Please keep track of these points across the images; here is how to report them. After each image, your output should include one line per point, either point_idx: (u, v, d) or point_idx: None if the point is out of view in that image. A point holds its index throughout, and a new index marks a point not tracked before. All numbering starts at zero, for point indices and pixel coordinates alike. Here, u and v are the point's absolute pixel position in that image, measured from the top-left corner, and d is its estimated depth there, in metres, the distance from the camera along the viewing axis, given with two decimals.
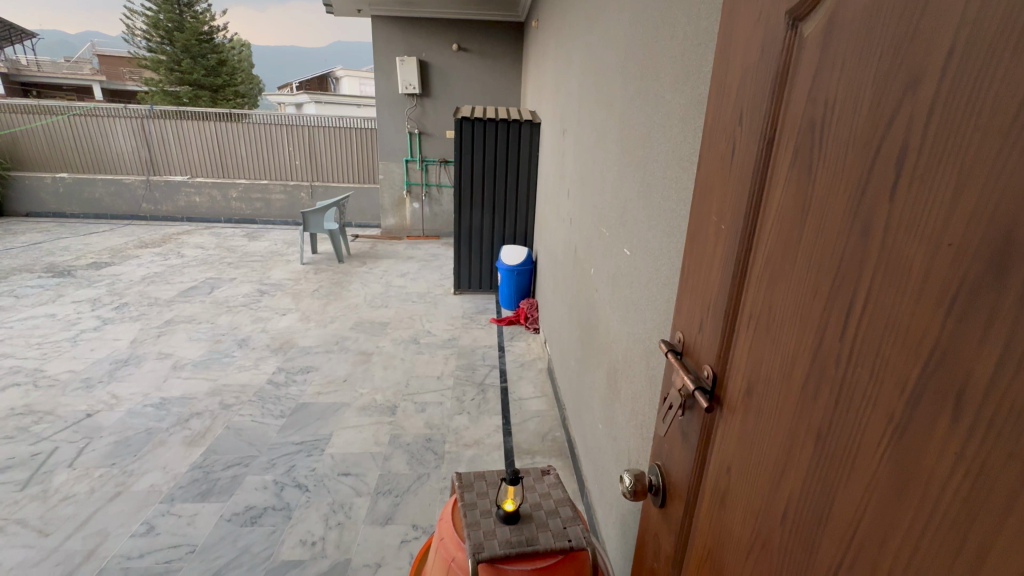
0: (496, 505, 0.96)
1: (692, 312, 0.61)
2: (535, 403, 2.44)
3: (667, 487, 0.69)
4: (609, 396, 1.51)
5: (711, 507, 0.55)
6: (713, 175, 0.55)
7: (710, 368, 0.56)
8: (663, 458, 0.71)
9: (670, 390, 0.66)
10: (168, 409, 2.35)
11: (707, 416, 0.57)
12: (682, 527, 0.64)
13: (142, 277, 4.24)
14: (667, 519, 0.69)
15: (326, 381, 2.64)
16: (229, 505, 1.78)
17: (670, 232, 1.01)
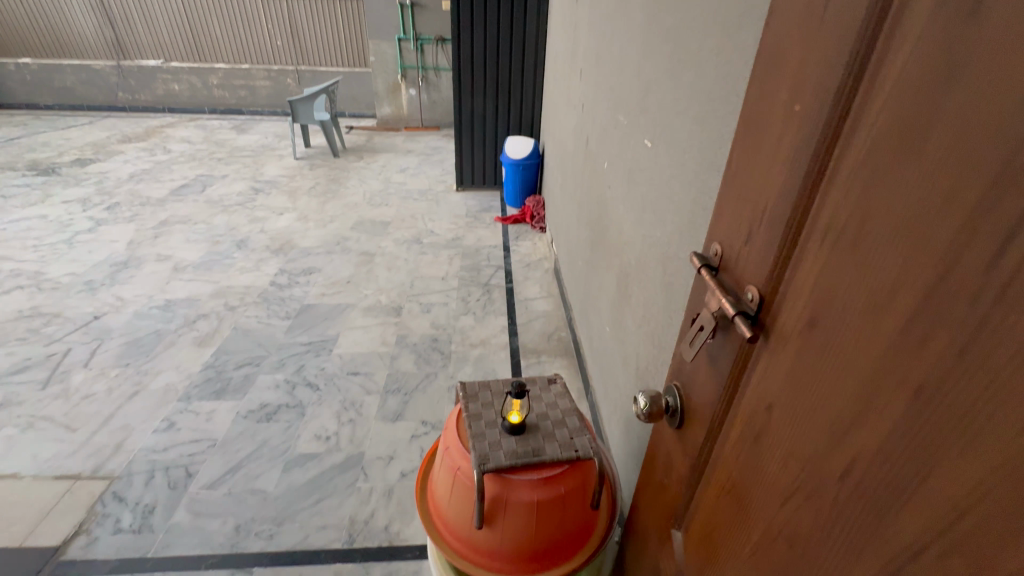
0: (501, 417, 0.94)
1: (737, 221, 0.50)
2: (541, 303, 2.41)
3: (686, 411, 0.64)
4: (618, 301, 1.45)
5: (739, 443, 0.50)
6: (788, 37, 0.40)
7: (755, 291, 0.46)
8: (682, 379, 0.65)
9: (699, 310, 0.57)
10: (175, 311, 2.35)
11: (745, 345, 0.49)
12: (700, 453, 0.60)
13: (130, 175, 4.04)
14: (681, 439, 0.65)
15: (329, 283, 2.60)
16: (244, 402, 1.83)
17: (705, 119, 0.86)
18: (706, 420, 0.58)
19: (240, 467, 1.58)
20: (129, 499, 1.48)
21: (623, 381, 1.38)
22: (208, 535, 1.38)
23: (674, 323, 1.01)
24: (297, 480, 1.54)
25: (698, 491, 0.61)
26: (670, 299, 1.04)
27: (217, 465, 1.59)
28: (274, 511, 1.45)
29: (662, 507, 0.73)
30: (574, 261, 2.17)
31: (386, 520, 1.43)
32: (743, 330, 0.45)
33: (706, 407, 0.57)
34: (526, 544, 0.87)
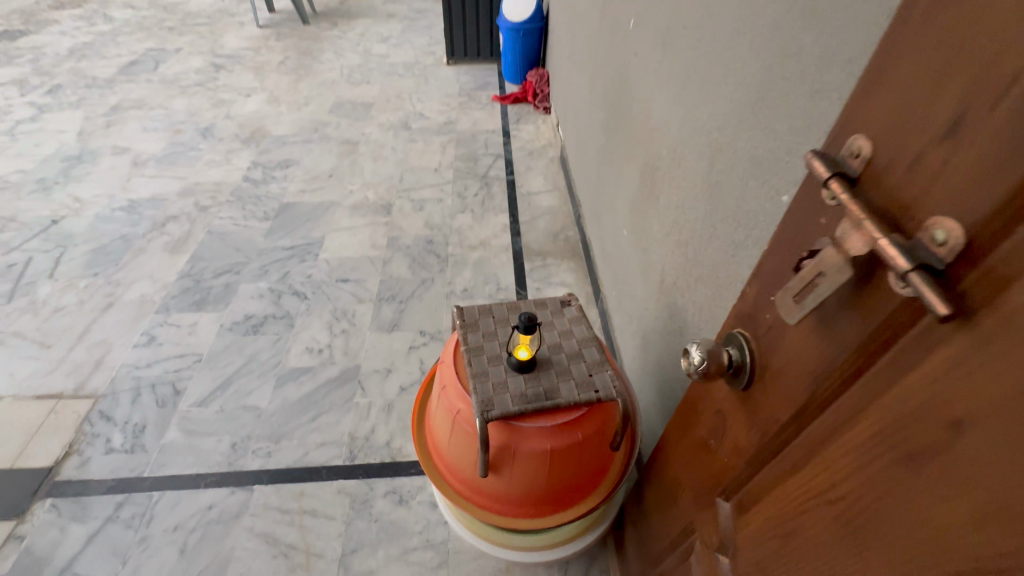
0: (507, 353, 0.79)
1: (929, 102, 0.29)
2: (546, 198, 2.16)
3: (759, 374, 0.47)
4: (640, 201, 1.24)
5: (859, 444, 0.35)
6: None
7: (953, 230, 0.27)
8: (753, 327, 0.48)
9: (815, 247, 0.37)
10: (140, 213, 2.12)
11: (906, 313, 0.31)
12: (778, 432, 0.45)
13: (70, 50, 3.49)
14: (743, 401, 0.51)
15: (309, 177, 2.32)
16: (228, 314, 1.70)
17: None
18: (798, 394, 0.42)
19: (230, 383, 1.50)
20: (117, 418, 1.41)
21: (642, 293, 1.23)
22: (204, 453, 1.34)
23: (719, 235, 0.82)
24: (292, 396, 1.46)
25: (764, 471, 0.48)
26: (715, 204, 0.83)
27: (206, 382, 1.50)
28: (270, 428, 1.39)
29: (704, 465, 0.61)
30: (584, 150, 1.89)
31: (387, 435, 1.37)
32: (932, 301, 0.27)
33: (802, 378, 0.41)
34: (539, 489, 0.78)
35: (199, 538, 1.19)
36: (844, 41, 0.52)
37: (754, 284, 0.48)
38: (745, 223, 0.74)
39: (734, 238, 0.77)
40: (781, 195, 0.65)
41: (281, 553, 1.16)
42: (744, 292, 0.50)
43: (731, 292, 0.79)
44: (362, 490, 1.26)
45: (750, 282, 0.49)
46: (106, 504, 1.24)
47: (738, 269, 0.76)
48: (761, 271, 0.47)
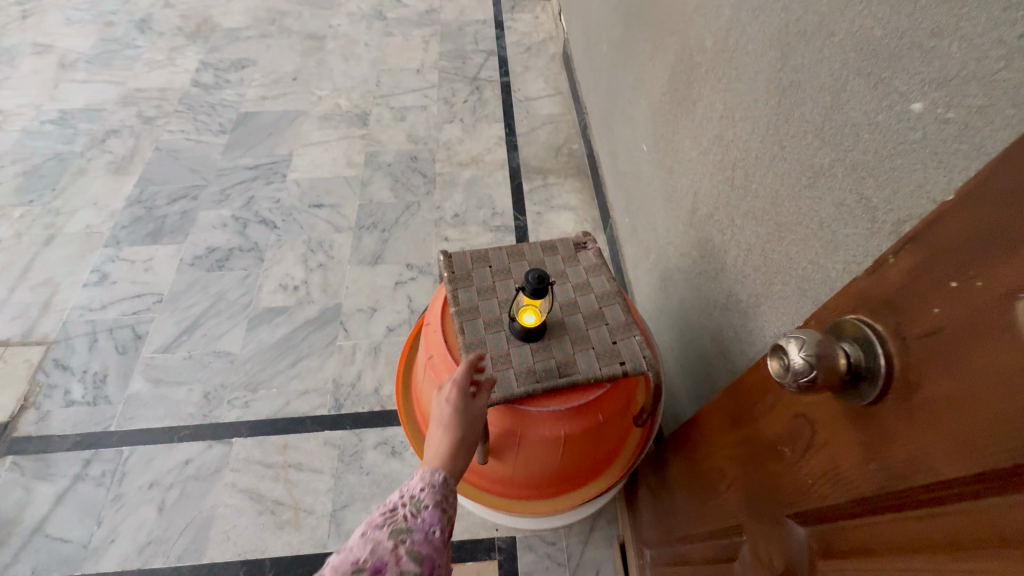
0: (510, 316, 0.63)
1: None
2: (547, 104, 1.87)
3: (899, 394, 0.31)
4: (667, 108, 1.00)
5: None
6: None
7: None
8: (892, 321, 0.32)
9: None
10: (75, 127, 1.82)
11: None
12: (925, 484, 0.30)
13: None
14: (855, 418, 0.35)
15: (269, 81, 1.98)
16: (188, 246, 1.50)
17: None
18: (993, 439, 0.26)
19: (197, 326, 1.34)
20: (74, 367, 1.28)
21: (665, 223, 1.04)
22: (175, 405, 1.22)
23: (787, 157, 0.62)
24: (267, 340, 1.32)
25: (882, 522, 0.34)
26: (785, 114, 0.62)
27: (169, 325, 1.35)
28: (245, 376, 1.26)
29: (766, 470, 0.48)
30: (593, 44, 1.58)
31: (375, 382, 1.25)
32: None
33: (1013, 419, 0.25)
34: (548, 472, 0.66)
35: (178, 496, 1.10)
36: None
37: (907, 256, 0.31)
38: (835, 143, 0.54)
39: (812, 163, 0.58)
40: (909, 102, 0.44)
41: (267, 509, 1.09)
42: (881, 266, 0.33)
43: (799, 235, 0.61)
44: (350, 441, 1.17)
45: (899, 252, 0.32)
46: (73, 461, 1.15)
47: (814, 205, 0.58)
48: (929, 236, 0.29)
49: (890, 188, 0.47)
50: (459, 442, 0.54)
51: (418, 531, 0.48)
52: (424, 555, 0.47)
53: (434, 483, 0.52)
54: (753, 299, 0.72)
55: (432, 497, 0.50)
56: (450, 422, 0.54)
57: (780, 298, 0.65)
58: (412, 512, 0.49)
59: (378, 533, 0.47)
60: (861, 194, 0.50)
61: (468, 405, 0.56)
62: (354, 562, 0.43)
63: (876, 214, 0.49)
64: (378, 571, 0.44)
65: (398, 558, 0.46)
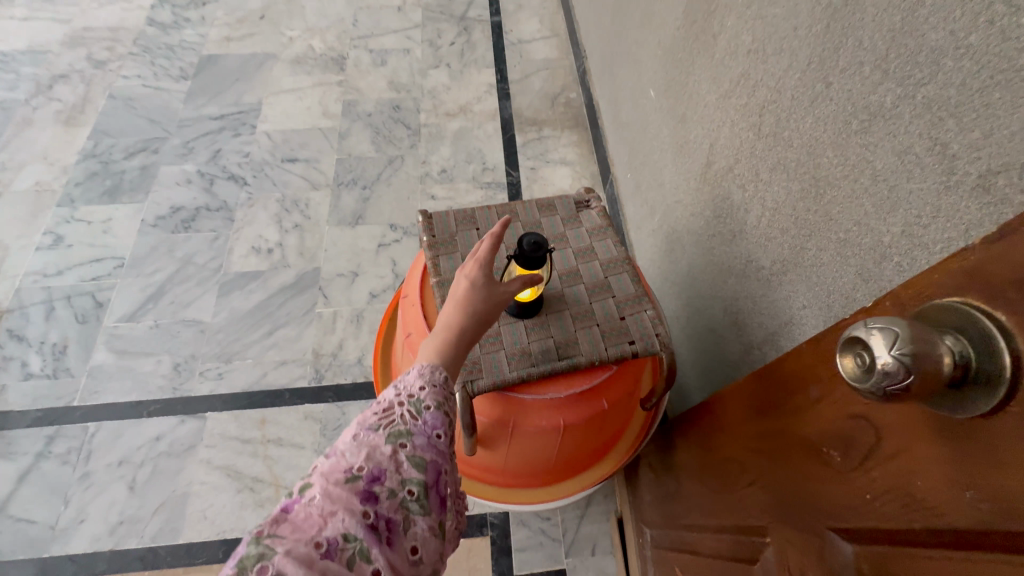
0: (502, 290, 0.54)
1: None
2: (542, 47, 1.70)
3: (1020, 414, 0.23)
4: (681, 44, 0.87)
5: None
6: None
7: None
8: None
9: None
10: (17, 72, 1.63)
11: None
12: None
13: None
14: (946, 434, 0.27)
15: (234, 20, 1.79)
16: (150, 206, 1.37)
17: None
18: None
19: (163, 293, 1.24)
20: (31, 337, 1.18)
21: (675, 179, 0.94)
22: (142, 378, 1.14)
23: (834, 96, 0.51)
24: (240, 307, 1.22)
25: (967, 565, 0.26)
26: (837, 41, 0.51)
27: (132, 292, 1.24)
28: (218, 347, 1.18)
29: (803, 473, 0.41)
30: None
31: (358, 352, 1.17)
32: None
33: None
34: (544, 460, 0.59)
35: (151, 474, 1.04)
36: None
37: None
38: (904, 77, 0.43)
39: (868, 102, 0.47)
40: (1019, 13, 0.34)
41: (246, 487, 1.03)
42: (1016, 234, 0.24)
43: (843, 191, 0.51)
44: (333, 415, 1.10)
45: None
46: (34, 438, 1.07)
47: (867, 154, 0.48)
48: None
49: (980, 130, 0.37)
50: (474, 329, 0.49)
51: (419, 435, 0.44)
52: (427, 460, 0.43)
53: (437, 378, 0.47)
54: (778, 265, 0.63)
55: (432, 399, 0.45)
56: (466, 304, 0.48)
57: (814, 265, 0.57)
58: (410, 415, 0.44)
59: (373, 436, 0.43)
60: (936, 139, 0.41)
61: (488, 289, 0.48)
62: (348, 471, 0.40)
63: (954, 164, 0.39)
64: (376, 479, 0.40)
65: (397, 464, 0.41)
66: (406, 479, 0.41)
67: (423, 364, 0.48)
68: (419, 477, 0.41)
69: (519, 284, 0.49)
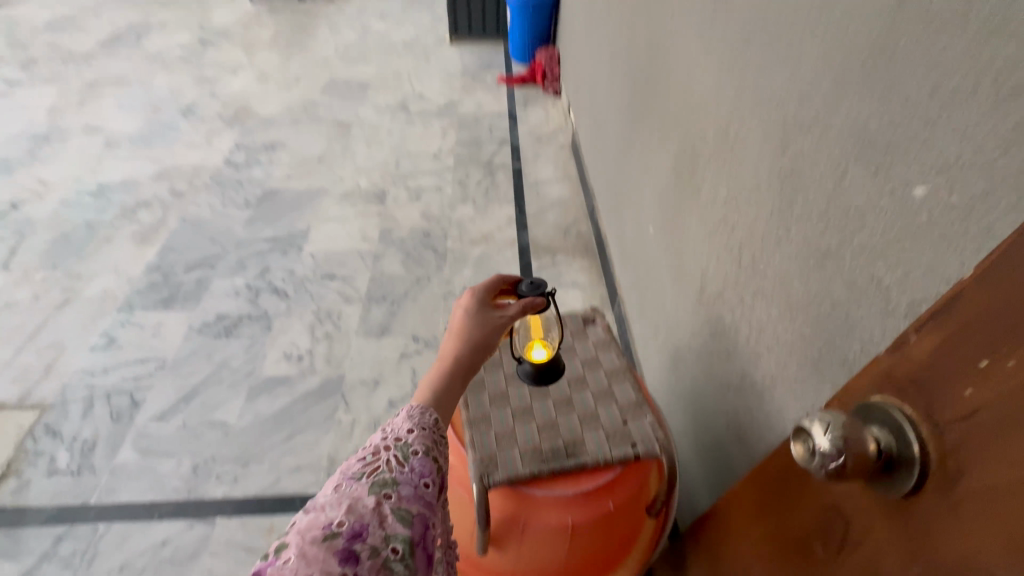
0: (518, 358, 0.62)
1: None
2: (556, 187, 1.96)
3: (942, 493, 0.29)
4: (674, 193, 1.03)
5: None
6: None
7: None
8: (982, 353, 0.27)
9: None
10: (109, 199, 1.93)
11: None
12: None
13: (49, 23, 3.25)
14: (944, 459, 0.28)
15: (295, 162, 2.12)
16: (198, 313, 1.52)
17: None
18: None
19: (196, 394, 1.32)
20: (65, 433, 1.24)
21: (674, 302, 1.04)
22: (160, 478, 1.16)
23: (793, 238, 0.63)
24: (265, 411, 1.28)
25: None
26: (789, 198, 0.64)
27: (167, 392, 1.32)
28: (238, 449, 1.21)
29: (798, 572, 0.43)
30: (601, 135, 1.68)
31: None
32: None
33: None
34: (554, 560, 0.59)
35: None
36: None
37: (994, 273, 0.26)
38: (841, 225, 0.55)
39: (819, 245, 0.58)
40: (910, 187, 0.46)
41: None
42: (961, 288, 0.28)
43: (811, 315, 0.60)
44: None
45: (981, 280, 0.26)
46: (43, 537, 1.07)
47: (825, 285, 0.57)
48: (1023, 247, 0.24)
49: (902, 271, 0.47)
50: (467, 355, 0.57)
51: (403, 485, 0.47)
52: (413, 513, 0.46)
53: (427, 422, 0.52)
54: (768, 380, 0.70)
55: (420, 446, 0.50)
56: (470, 320, 0.59)
57: (797, 380, 0.63)
58: (395, 463, 0.48)
59: (355, 489, 0.45)
60: (873, 274, 0.50)
61: (484, 319, 0.59)
62: (328, 527, 0.42)
63: (889, 294, 0.48)
64: (358, 536, 0.42)
65: (381, 517, 0.44)
66: (390, 535, 0.43)
67: (415, 407, 0.53)
68: (403, 533, 0.44)
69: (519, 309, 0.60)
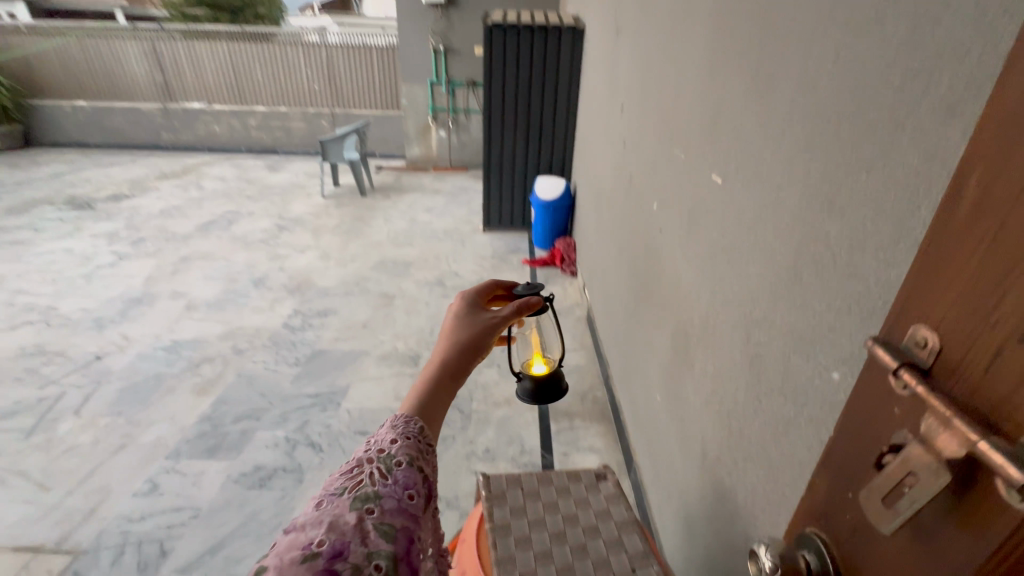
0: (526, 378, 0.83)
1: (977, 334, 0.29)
2: (573, 356, 2.16)
3: None
4: (673, 367, 1.21)
5: None
6: None
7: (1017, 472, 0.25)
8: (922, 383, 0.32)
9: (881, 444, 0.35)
10: (178, 354, 2.20)
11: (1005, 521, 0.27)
12: None
13: (161, 211, 4.02)
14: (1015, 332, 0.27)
15: (343, 327, 2.42)
16: (237, 464, 1.62)
17: (826, 154, 0.65)
18: None
19: (221, 546, 1.36)
20: None
21: (682, 467, 1.14)
22: None
23: (764, 408, 0.78)
24: None
25: None
26: (756, 375, 0.81)
27: (195, 543, 1.36)
28: None
29: None
30: (612, 312, 1.94)
31: None
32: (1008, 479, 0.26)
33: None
34: None
35: None
36: (878, 217, 0.55)
37: (983, 136, 0.29)
38: (794, 399, 0.70)
39: (783, 415, 0.73)
40: (829, 372, 0.63)
41: None
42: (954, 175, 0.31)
43: (787, 476, 0.71)
44: None
45: (838, 435, 0.41)
46: None
47: (791, 449, 0.70)
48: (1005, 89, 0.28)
49: None
50: (459, 354, 0.61)
51: (386, 499, 0.47)
52: (396, 527, 0.45)
53: (411, 431, 0.53)
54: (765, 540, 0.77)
55: (402, 457, 0.50)
56: (462, 321, 0.64)
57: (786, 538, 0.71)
58: (377, 477, 0.48)
59: (337, 509, 0.45)
60: (821, 440, 0.64)
61: (475, 322, 0.64)
62: (307, 548, 0.41)
63: None
64: (339, 554, 0.41)
65: (363, 533, 0.44)
66: (373, 552, 0.43)
67: (400, 417, 0.55)
68: (386, 549, 0.44)
69: (513, 309, 0.68)
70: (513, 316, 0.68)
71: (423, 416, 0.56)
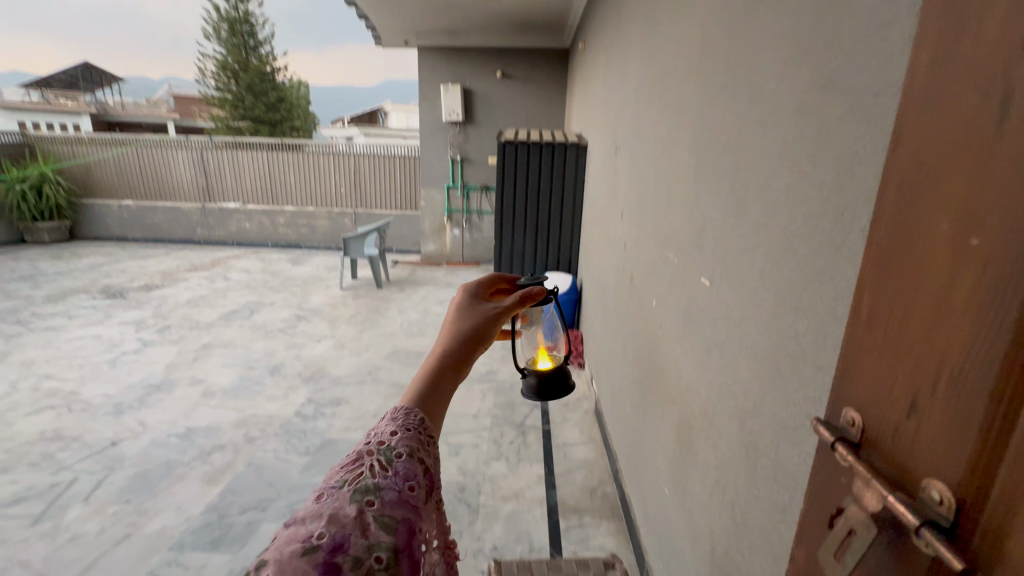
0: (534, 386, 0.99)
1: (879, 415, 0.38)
2: (582, 450, 2.16)
3: None
4: (679, 458, 1.24)
5: None
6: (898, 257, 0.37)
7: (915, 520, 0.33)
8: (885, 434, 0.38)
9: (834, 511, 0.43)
10: (191, 441, 2.23)
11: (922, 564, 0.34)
12: None
13: (188, 301, 4.24)
14: (933, 357, 0.33)
15: (354, 416, 2.45)
16: (240, 557, 1.59)
17: (791, 268, 0.77)
18: None
19: None
20: None
21: (693, 563, 1.13)
22: None
23: (763, 497, 0.82)
24: None
25: None
26: (752, 464, 0.86)
27: None
28: None
29: None
30: (619, 405, 1.98)
31: None
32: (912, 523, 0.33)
33: None
34: None
35: None
36: (835, 320, 0.65)
37: (919, 133, 0.35)
38: (786, 485, 0.76)
39: (779, 503, 0.77)
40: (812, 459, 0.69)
41: None
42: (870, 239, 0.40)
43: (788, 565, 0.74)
44: None
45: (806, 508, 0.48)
46: None
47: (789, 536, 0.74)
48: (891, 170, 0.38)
49: None
50: (460, 344, 0.60)
51: (386, 490, 0.46)
52: (397, 518, 0.45)
53: (411, 422, 0.53)
54: None
55: (403, 447, 0.49)
56: (464, 314, 0.65)
57: None
58: (378, 468, 0.48)
59: (337, 500, 0.44)
60: None
61: (474, 315, 0.65)
62: (308, 540, 0.41)
63: None
64: (339, 547, 0.41)
65: (364, 526, 0.43)
66: (374, 544, 0.42)
67: (400, 409, 0.54)
68: (386, 541, 0.43)
69: (514, 300, 0.68)
70: (513, 307, 0.69)
71: (426, 407, 0.55)
